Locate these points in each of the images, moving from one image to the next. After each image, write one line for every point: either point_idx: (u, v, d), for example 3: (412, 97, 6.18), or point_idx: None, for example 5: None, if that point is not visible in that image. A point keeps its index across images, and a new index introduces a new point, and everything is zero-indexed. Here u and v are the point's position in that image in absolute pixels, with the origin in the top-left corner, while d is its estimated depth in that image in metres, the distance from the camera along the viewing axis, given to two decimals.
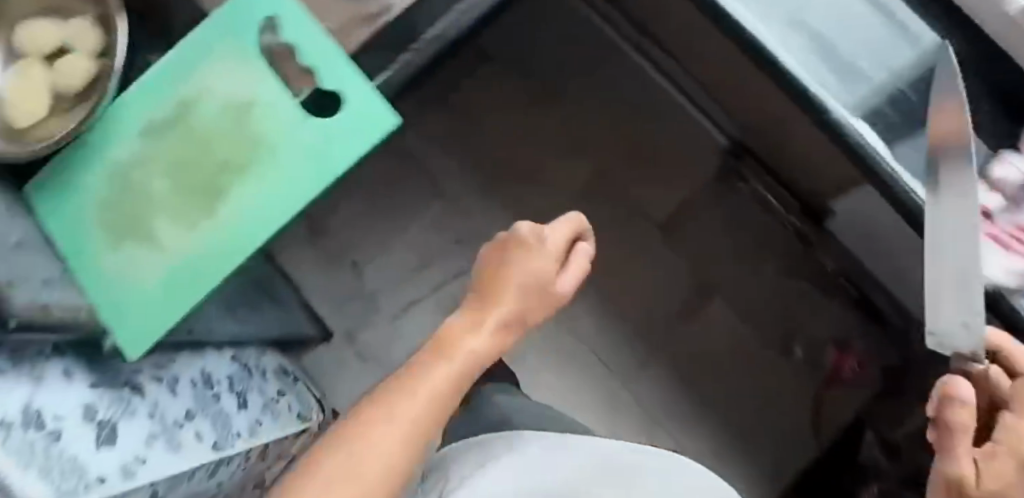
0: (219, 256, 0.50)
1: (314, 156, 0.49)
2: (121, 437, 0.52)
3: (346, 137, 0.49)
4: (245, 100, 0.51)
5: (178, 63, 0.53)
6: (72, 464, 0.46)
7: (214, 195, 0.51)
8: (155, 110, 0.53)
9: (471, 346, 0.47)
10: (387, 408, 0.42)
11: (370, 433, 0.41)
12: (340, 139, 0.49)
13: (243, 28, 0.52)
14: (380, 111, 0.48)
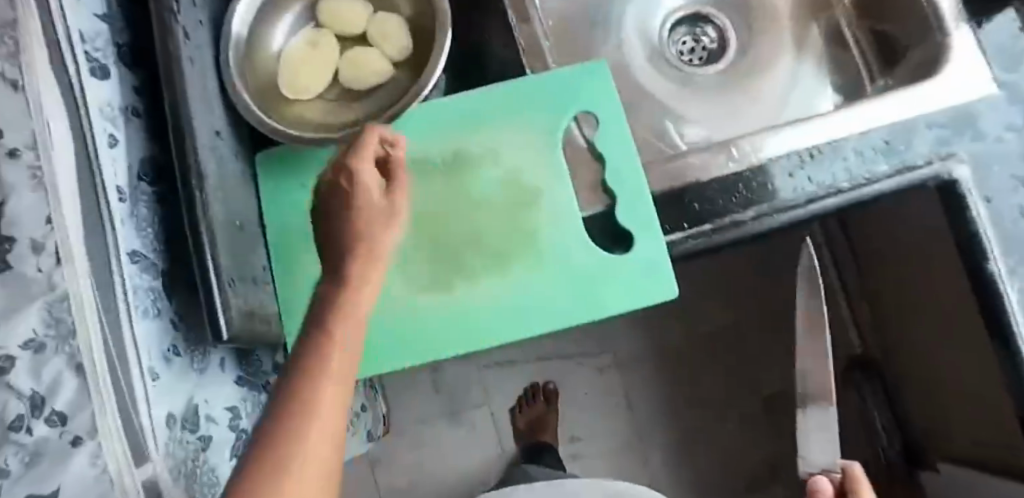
0: (433, 336, 0.48)
1: (580, 291, 0.48)
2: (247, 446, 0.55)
3: (618, 286, 0.48)
4: (530, 190, 0.50)
5: (474, 111, 0.51)
6: (215, 477, 0.49)
7: (458, 273, 0.49)
8: (428, 143, 0.51)
9: (368, 237, 0.35)
10: (327, 370, 0.28)
11: (316, 389, 0.27)
12: (614, 286, 0.48)
13: (552, 113, 0.51)
14: (668, 277, 0.48)
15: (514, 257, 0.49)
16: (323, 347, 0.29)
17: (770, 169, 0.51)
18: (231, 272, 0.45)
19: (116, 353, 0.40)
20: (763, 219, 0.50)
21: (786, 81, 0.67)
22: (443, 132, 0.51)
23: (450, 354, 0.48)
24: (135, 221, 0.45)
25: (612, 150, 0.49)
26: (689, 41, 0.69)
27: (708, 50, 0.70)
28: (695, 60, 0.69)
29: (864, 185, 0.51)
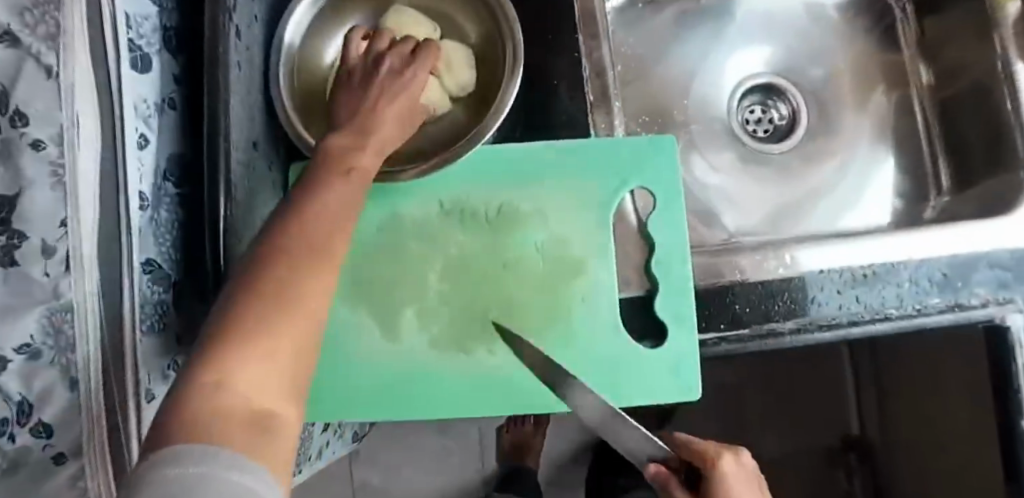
0: (444, 394, 0.47)
1: (602, 377, 0.47)
2: None
3: (642, 380, 0.47)
4: (571, 263, 0.48)
5: (529, 165, 0.48)
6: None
7: (481, 335, 0.47)
8: (475, 190, 0.48)
9: (339, 192, 0.33)
10: (270, 313, 0.27)
11: (248, 337, 0.26)
12: (637, 378, 0.47)
13: (610, 184, 0.48)
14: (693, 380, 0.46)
15: (541, 330, 0.47)
16: (260, 293, 0.28)
17: (819, 282, 0.49)
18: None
19: (114, 372, 0.38)
20: (802, 334, 0.47)
21: (849, 178, 0.64)
22: (494, 179, 0.48)
23: (458, 416, 0.47)
24: (153, 228, 0.42)
25: (667, 238, 0.47)
26: (759, 113, 0.67)
27: (774, 126, 0.68)
28: (759, 132, 0.67)
29: (913, 313, 0.48)
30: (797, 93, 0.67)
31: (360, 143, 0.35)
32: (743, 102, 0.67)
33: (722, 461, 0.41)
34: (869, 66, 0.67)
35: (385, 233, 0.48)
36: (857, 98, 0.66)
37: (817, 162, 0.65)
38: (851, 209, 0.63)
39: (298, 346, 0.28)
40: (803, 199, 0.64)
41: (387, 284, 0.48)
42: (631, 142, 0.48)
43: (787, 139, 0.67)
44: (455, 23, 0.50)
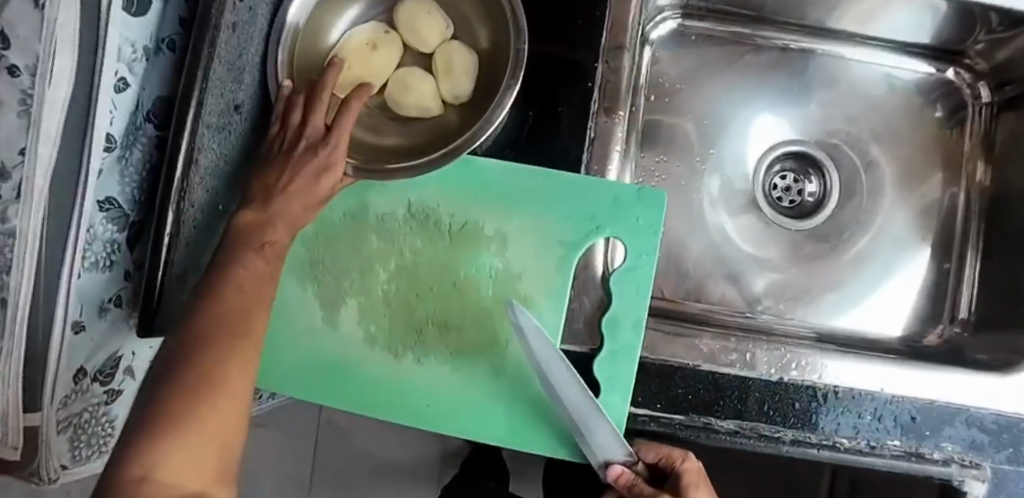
0: (364, 391, 0.46)
1: (521, 416, 0.45)
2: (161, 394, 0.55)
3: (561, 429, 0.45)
4: (521, 297, 0.46)
5: (506, 188, 0.46)
6: (108, 428, 0.50)
7: (415, 345, 0.46)
8: (445, 199, 0.47)
9: (252, 267, 0.36)
10: (205, 400, 0.30)
11: (176, 426, 0.29)
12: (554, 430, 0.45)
13: (580, 227, 0.46)
14: None
15: (476, 356, 0.46)
16: (189, 385, 0.30)
17: (774, 389, 0.46)
18: (184, 263, 0.42)
19: (42, 302, 0.39)
20: (739, 438, 0.43)
21: (868, 273, 0.58)
22: (467, 192, 0.47)
23: (373, 415, 0.46)
24: (119, 168, 0.42)
25: (623, 298, 0.45)
26: (789, 181, 0.60)
27: (801, 200, 0.60)
28: (782, 202, 0.60)
29: (862, 450, 0.44)
30: (835, 172, 0.60)
31: (266, 221, 0.38)
32: (775, 166, 0.60)
33: (677, 457, 0.40)
34: (928, 155, 0.60)
35: (347, 219, 0.47)
36: (902, 190, 0.60)
37: (840, 246, 0.59)
38: (858, 308, 0.57)
39: (227, 431, 0.31)
40: (811, 286, 0.57)
41: (336, 270, 0.47)
42: (616, 188, 0.46)
43: (811, 218, 0.59)
44: (471, 27, 0.47)
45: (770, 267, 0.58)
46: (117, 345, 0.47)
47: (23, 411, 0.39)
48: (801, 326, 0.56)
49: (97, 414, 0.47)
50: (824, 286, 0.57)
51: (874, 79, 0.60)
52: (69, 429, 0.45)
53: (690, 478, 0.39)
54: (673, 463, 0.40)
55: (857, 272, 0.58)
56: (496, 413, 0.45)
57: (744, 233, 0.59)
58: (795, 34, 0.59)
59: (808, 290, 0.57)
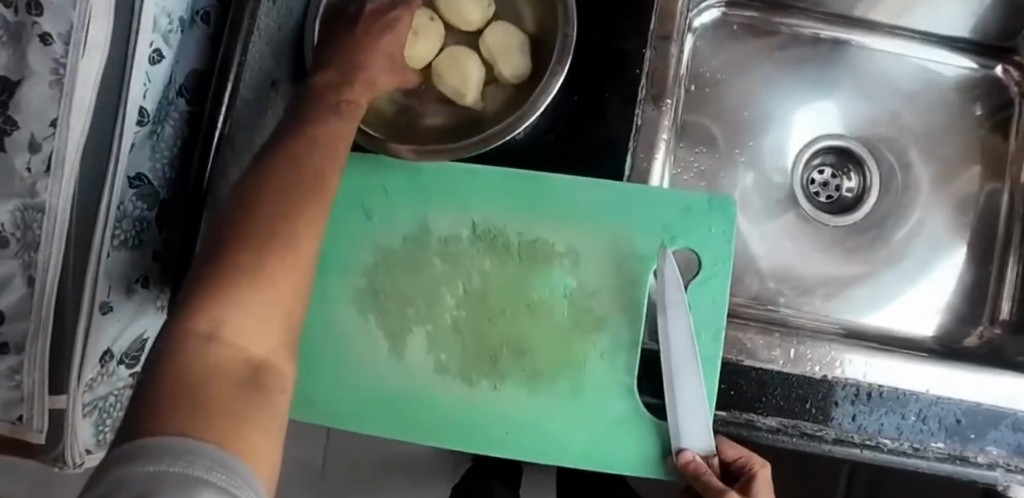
0: (431, 409, 0.45)
1: (590, 440, 0.44)
2: None
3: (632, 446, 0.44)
4: (596, 316, 0.45)
5: (581, 198, 0.45)
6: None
7: (489, 371, 0.45)
8: (520, 209, 0.45)
9: (333, 126, 0.33)
10: (275, 269, 0.26)
11: (244, 292, 0.25)
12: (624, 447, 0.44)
13: (652, 240, 0.45)
14: None
15: (550, 379, 0.45)
16: (252, 249, 0.26)
17: (818, 387, 0.45)
18: None
19: (71, 278, 0.38)
20: (782, 437, 0.43)
21: (906, 270, 0.56)
22: (534, 207, 0.45)
23: (440, 434, 0.45)
24: (151, 143, 0.40)
25: (699, 308, 0.43)
26: (827, 176, 0.59)
27: (839, 196, 0.59)
28: (820, 197, 0.59)
29: (905, 449, 0.44)
30: (875, 168, 0.58)
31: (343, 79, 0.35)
32: (813, 160, 0.59)
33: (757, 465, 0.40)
34: (970, 153, 0.59)
35: (408, 241, 0.46)
36: (942, 186, 0.58)
37: (879, 243, 0.57)
38: (893, 308, 0.55)
39: (292, 301, 0.27)
40: (849, 283, 0.56)
41: (399, 296, 0.46)
42: (688, 197, 0.44)
43: (851, 214, 0.58)
44: (516, 8, 0.46)
45: (807, 263, 0.57)
46: (145, 327, 0.44)
47: (48, 393, 0.39)
48: (838, 323, 0.54)
49: (123, 399, 0.45)
50: (860, 282, 0.56)
51: (915, 73, 0.59)
52: (95, 412, 0.42)
53: (765, 487, 0.38)
54: (750, 466, 0.40)
55: (894, 269, 0.57)
56: (568, 431, 0.44)
57: (781, 228, 0.57)
58: (821, 22, 0.58)
59: (844, 288, 0.56)
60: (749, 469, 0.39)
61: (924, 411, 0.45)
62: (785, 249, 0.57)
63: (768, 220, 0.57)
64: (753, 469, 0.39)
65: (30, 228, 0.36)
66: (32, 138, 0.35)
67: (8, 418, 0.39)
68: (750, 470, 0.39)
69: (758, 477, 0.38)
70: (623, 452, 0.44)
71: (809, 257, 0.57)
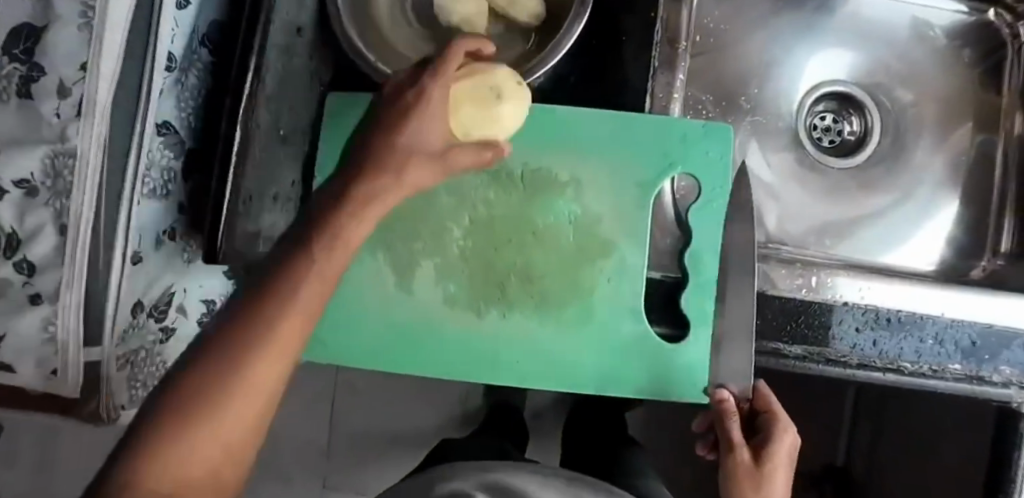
0: (444, 348, 0.46)
1: (609, 367, 0.46)
2: None
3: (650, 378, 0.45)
4: (601, 241, 0.45)
5: (584, 129, 0.46)
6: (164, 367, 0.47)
7: (498, 302, 0.46)
8: (524, 142, 0.46)
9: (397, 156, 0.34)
10: (265, 329, 0.26)
11: (228, 370, 0.25)
12: (641, 376, 0.45)
13: (656, 166, 0.46)
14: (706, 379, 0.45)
15: (560, 306, 0.45)
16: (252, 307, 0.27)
17: (840, 314, 0.47)
18: (252, 187, 0.40)
19: (104, 226, 0.37)
20: (807, 363, 0.45)
21: (908, 209, 0.58)
22: (534, 139, 0.46)
23: (457, 375, 0.45)
24: (177, 92, 0.40)
25: (703, 230, 0.45)
26: (830, 121, 0.61)
27: (842, 139, 0.61)
28: (823, 141, 0.61)
29: (927, 371, 0.46)
30: (878, 112, 0.61)
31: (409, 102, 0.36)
32: (818, 106, 0.61)
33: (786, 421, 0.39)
34: (966, 97, 0.61)
35: None
36: (936, 131, 0.60)
37: (882, 185, 0.59)
38: (902, 245, 0.58)
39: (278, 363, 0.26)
40: (855, 223, 0.58)
41: (402, 232, 0.46)
42: (685, 125, 0.46)
43: (856, 156, 0.60)
44: None
45: (815, 207, 0.59)
46: (172, 279, 0.44)
47: (83, 345, 0.38)
48: (849, 261, 0.57)
49: (153, 353, 0.45)
50: (868, 222, 0.58)
51: (909, 22, 0.61)
52: (128, 366, 0.42)
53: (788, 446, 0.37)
54: (778, 419, 0.38)
55: (901, 210, 0.58)
56: (582, 359, 0.45)
57: (789, 172, 0.59)
58: None
59: (855, 229, 0.58)
60: (773, 422, 0.38)
61: (942, 334, 0.46)
62: (793, 193, 0.58)
63: (776, 165, 0.59)
64: (777, 426, 0.38)
65: (61, 175, 0.36)
66: (61, 84, 0.35)
67: (41, 373, 0.38)
68: (774, 425, 0.38)
69: (780, 435, 0.37)
70: (637, 375, 0.45)
71: (816, 199, 0.59)
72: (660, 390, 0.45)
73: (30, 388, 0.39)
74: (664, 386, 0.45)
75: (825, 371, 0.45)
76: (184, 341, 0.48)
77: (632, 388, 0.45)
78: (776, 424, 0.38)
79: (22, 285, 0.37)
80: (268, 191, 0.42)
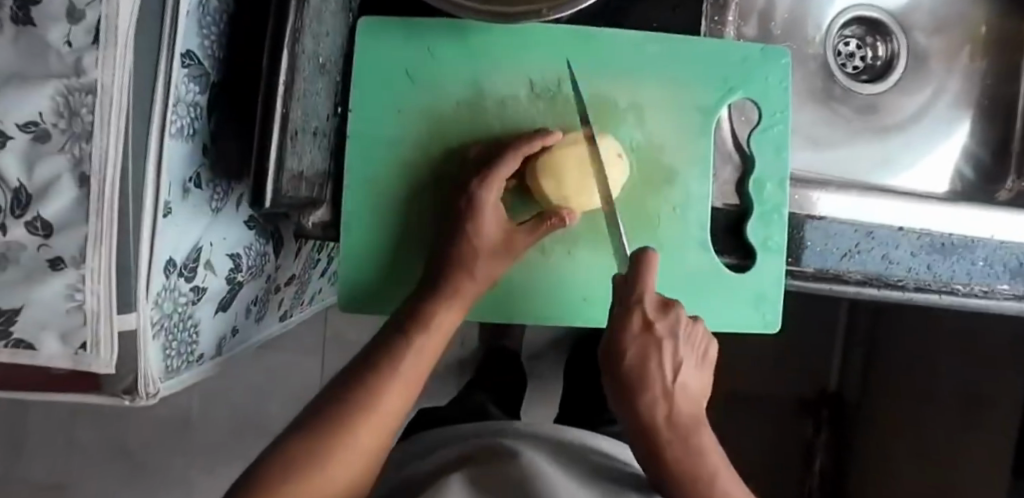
0: (518, 289, 0.46)
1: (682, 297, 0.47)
2: (235, 303, 0.48)
3: (724, 310, 0.48)
4: (663, 170, 0.46)
5: (640, 56, 0.45)
6: (195, 332, 0.43)
7: (563, 239, 0.46)
8: (581, 70, 0.45)
9: (462, 282, 0.41)
10: (371, 411, 0.36)
11: (343, 438, 0.35)
12: (711, 309, 0.48)
13: (715, 91, 0.46)
14: (773, 304, 0.47)
15: (628, 239, 0.46)
16: (365, 390, 0.36)
17: (896, 240, 0.46)
18: (296, 122, 0.36)
19: (133, 171, 0.33)
20: (868, 288, 0.46)
21: (935, 131, 0.62)
22: (592, 63, 0.45)
23: (535, 320, 0.46)
24: (198, 15, 0.36)
25: (764, 156, 0.46)
26: (854, 47, 0.63)
27: (868, 64, 0.64)
28: (848, 66, 0.63)
29: (980, 292, 0.47)
30: (902, 36, 0.64)
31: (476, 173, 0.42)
32: (845, 30, 0.63)
33: (647, 303, 0.37)
34: (977, 26, 0.63)
35: (459, 108, 0.45)
36: (947, 61, 0.63)
37: (897, 111, 0.63)
38: (919, 166, 0.62)
39: (377, 436, 0.36)
40: (880, 143, 0.62)
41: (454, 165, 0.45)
42: (743, 48, 0.45)
43: (883, 81, 0.63)
44: None
45: (836, 131, 0.61)
46: (200, 232, 0.40)
47: (116, 313, 0.33)
48: (872, 183, 0.59)
49: (185, 316, 0.40)
50: (898, 141, 0.62)
51: None
52: (161, 333, 0.38)
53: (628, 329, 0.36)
54: (630, 298, 0.37)
55: (930, 133, 0.62)
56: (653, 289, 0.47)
57: (810, 99, 0.61)
58: None
59: (883, 145, 0.62)
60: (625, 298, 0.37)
61: (994, 257, 0.47)
62: (815, 117, 0.61)
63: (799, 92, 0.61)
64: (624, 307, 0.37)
65: (77, 114, 0.31)
66: (70, 6, 0.30)
67: (67, 349, 0.33)
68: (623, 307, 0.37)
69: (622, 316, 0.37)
70: (703, 301, 0.47)
71: (835, 124, 0.61)
72: (727, 315, 0.48)
73: (53, 367, 0.33)
74: (732, 311, 0.48)
75: (886, 296, 0.46)
76: (211, 300, 0.44)
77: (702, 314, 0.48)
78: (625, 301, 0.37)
79: (38, 249, 0.32)
80: (312, 127, 0.40)
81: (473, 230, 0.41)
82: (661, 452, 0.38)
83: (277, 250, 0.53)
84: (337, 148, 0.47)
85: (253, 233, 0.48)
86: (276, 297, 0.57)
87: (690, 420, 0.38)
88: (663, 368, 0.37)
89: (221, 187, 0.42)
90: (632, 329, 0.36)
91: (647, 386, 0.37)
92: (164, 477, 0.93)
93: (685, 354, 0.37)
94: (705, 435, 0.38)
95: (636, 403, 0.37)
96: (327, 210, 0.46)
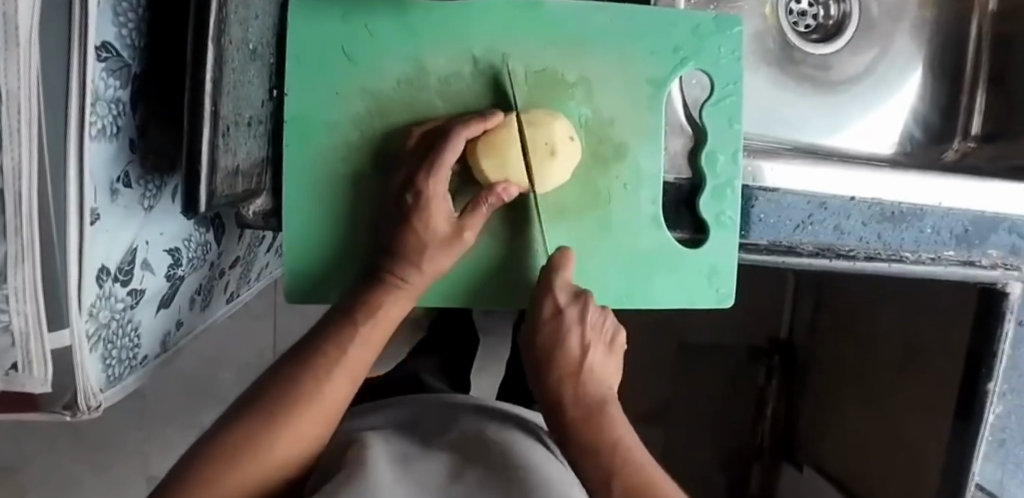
0: (473, 274, 0.46)
1: (634, 273, 0.47)
2: (178, 296, 0.46)
3: (676, 285, 0.48)
4: (615, 145, 0.45)
5: (589, 31, 0.43)
6: (137, 335, 0.41)
7: (516, 222, 0.45)
8: (527, 45, 0.43)
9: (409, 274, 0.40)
10: (314, 400, 0.35)
11: (284, 426, 0.34)
12: (666, 289, 0.48)
13: (667, 64, 0.44)
14: (724, 280, 0.47)
15: (578, 217, 0.45)
16: (311, 375, 0.36)
17: (848, 210, 0.47)
18: (227, 117, 0.34)
19: (50, 180, 0.30)
20: (820, 259, 0.47)
21: (887, 91, 0.63)
22: (539, 38, 0.43)
23: (494, 305, 0.46)
24: (112, 2, 0.33)
25: (716, 129, 0.45)
26: (806, 5, 0.64)
27: (819, 23, 0.64)
28: (800, 24, 0.63)
29: (928, 260, 0.48)
30: None
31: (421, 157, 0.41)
32: None
33: (559, 292, 0.42)
34: None
35: (400, 87, 0.43)
36: (900, 19, 0.64)
37: (849, 70, 0.63)
38: (872, 126, 0.62)
39: (319, 423, 0.36)
40: (830, 103, 0.62)
41: (394, 148, 0.43)
42: (693, 19, 0.44)
43: (835, 40, 0.63)
44: None
45: (787, 89, 0.61)
46: (133, 233, 0.38)
47: (47, 331, 0.32)
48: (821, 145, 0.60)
49: (125, 321, 0.39)
50: (846, 100, 0.62)
51: None
52: (100, 344, 0.36)
53: (543, 328, 0.41)
54: (546, 300, 0.41)
55: (882, 93, 0.62)
56: (609, 268, 0.47)
57: (764, 57, 0.61)
58: None
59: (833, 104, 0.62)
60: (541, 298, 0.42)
61: (940, 226, 0.49)
62: (769, 76, 0.61)
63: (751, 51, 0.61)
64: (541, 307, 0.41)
65: None
66: None
67: None
68: (540, 304, 0.42)
69: (540, 326, 0.41)
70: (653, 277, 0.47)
71: (787, 82, 0.61)
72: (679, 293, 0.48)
73: None
74: (686, 288, 0.48)
75: (840, 266, 0.47)
76: (153, 299, 0.42)
77: (657, 292, 0.48)
78: (541, 297, 0.42)
79: None
80: (246, 117, 0.38)
81: (419, 220, 0.40)
82: (572, 436, 0.39)
83: (219, 241, 0.51)
84: (274, 133, 0.45)
85: (192, 224, 0.45)
86: (221, 282, 0.55)
87: (598, 402, 0.40)
88: (570, 350, 0.41)
89: (154, 184, 0.40)
90: (545, 326, 0.41)
91: (557, 367, 0.41)
92: (125, 458, 0.91)
93: (591, 341, 0.41)
94: (615, 416, 0.39)
95: (546, 388, 0.41)
96: (268, 198, 0.44)
